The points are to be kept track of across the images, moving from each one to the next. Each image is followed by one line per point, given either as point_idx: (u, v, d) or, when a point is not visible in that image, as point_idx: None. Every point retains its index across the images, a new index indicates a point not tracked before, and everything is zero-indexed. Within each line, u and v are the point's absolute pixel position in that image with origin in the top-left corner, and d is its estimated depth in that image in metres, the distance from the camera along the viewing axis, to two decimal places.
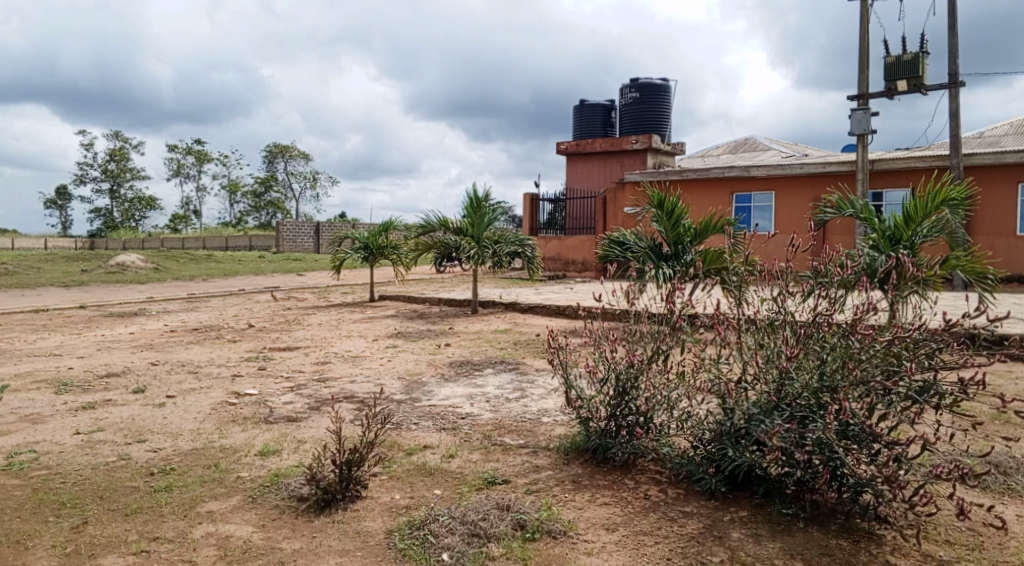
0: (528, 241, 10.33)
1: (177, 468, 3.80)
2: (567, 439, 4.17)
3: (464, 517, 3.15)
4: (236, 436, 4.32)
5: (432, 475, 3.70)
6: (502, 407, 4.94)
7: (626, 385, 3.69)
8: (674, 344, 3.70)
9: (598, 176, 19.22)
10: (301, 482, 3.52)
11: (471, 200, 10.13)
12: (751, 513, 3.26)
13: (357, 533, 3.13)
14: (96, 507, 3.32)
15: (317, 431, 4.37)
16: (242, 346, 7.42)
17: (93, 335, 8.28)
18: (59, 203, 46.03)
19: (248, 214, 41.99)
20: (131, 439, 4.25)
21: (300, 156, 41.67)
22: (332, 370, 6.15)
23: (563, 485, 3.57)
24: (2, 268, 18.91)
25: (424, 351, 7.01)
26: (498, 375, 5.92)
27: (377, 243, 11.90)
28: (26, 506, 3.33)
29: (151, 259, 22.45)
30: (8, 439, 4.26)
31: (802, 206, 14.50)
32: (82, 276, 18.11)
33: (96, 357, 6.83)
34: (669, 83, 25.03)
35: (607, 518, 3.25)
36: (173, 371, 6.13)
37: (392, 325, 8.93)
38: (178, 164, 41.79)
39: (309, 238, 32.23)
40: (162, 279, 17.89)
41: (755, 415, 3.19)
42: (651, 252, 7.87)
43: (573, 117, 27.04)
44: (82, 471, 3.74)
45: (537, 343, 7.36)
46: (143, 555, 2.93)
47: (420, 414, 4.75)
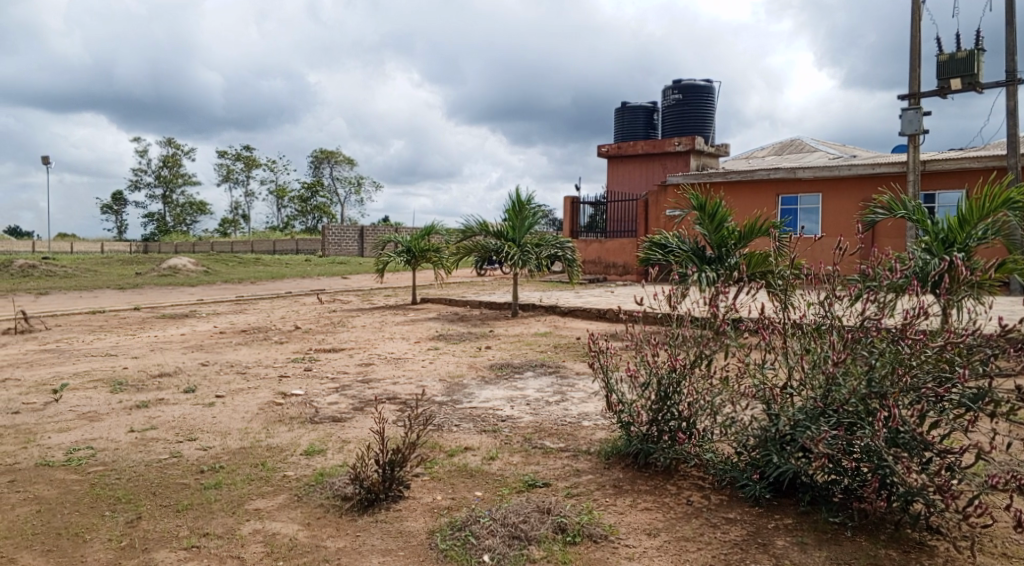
0: (569, 243, 10.31)
1: (226, 466, 3.91)
2: (608, 443, 4.17)
3: (504, 519, 3.18)
4: (282, 435, 4.43)
5: (473, 477, 3.74)
6: (542, 409, 4.97)
7: (667, 390, 3.68)
8: (718, 349, 3.66)
9: (640, 179, 19.10)
10: (345, 482, 3.59)
11: (512, 204, 10.18)
12: (797, 520, 3.22)
13: (399, 533, 3.18)
14: (148, 503, 3.43)
15: (361, 432, 4.45)
16: (288, 347, 7.58)
17: (147, 336, 8.56)
18: (115, 207, 47.62)
19: (294, 219, 42.81)
20: (182, 437, 4.39)
21: (345, 161, 42.30)
22: (375, 371, 6.25)
23: (604, 490, 3.57)
24: (62, 270, 19.66)
25: (465, 354, 7.06)
26: (538, 378, 5.95)
27: (419, 246, 12.04)
28: (84, 501, 3.46)
29: (202, 262, 23.10)
30: (68, 436, 4.44)
31: (851, 207, 14.20)
32: (136, 278, 18.71)
33: (149, 357, 7.06)
34: (713, 84, 24.79)
35: (648, 523, 3.24)
36: (222, 372, 6.30)
37: (434, 328, 9.03)
38: (227, 169, 42.88)
39: (353, 242, 32.72)
40: (213, 282, 18.38)
41: (801, 421, 3.16)
42: (693, 255, 7.77)
43: (616, 120, 26.95)
44: (136, 468, 3.87)
45: (578, 346, 7.37)
46: (194, 551, 3.02)
47: (461, 416, 4.80)
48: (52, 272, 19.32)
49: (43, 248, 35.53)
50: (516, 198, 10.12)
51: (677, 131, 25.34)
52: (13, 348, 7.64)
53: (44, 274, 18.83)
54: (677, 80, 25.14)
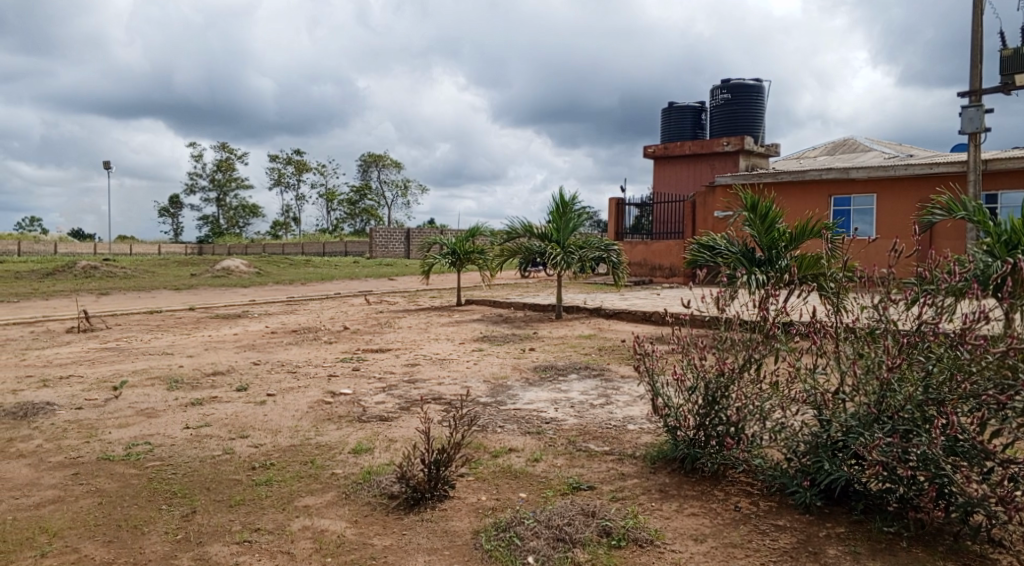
0: (614, 245, 10.25)
1: (277, 463, 4.00)
2: (653, 448, 4.14)
3: (548, 521, 3.19)
4: (331, 433, 4.51)
5: (518, 478, 3.75)
6: (586, 412, 4.95)
7: (715, 395, 3.62)
8: (768, 353, 3.60)
9: (688, 180, 18.90)
10: (391, 481, 3.65)
11: (557, 205, 10.19)
12: (850, 529, 3.15)
13: (445, 532, 3.21)
14: (202, 498, 3.53)
15: (407, 431, 4.50)
16: (337, 347, 7.72)
17: (202, 335, 8.81)
18: (172, 210, 49.08)
19: (343, 221, 43.53)
20: (234, 434, 4.50)
21: (392, 165, 42.81)
22: (420, 371, 6.31)
23: (649, 494, 3.55)
24: (122, 272, 20.36)
25: (509, 355, 7.09)
26: (582, 380, 5.93)
27: (464, 248, 12.12)
28: (143, 495, 3.58)
29: (254, 263, 23.66)
30: (127, 431, 4.59)
31: (907, 208, 13.81)
32: (191, 279, 19.27)
33: (204, 355, 7.26)
34: (764, 83, 24.38)
35: (695, 529, 3.21)
36: (273, 371, 6.45)
37: (478, 329, 9.09)
38: (279, 173, 43.84)
39: (400, 244, 33.08)
40: (264, 283, 18.79)
41: (854, 427, 3.10)
42: (742, 257, 7.62)
43: (663, 120, 26.73)
44: (191, 463, 3.99)
45: (622, 350, 7.33)
46: (246, 545, 3.10)
47: (505, 417, 4.82)
48: (112, 273, 20.02)
49: (104, 250, 36.83)
50: (561, 199, 10.13)
51: (725, 131, 24.99)
52: (77, 346, 7.95)
53: (105, 276, 19.53)
54: (726, 79, 24.81)
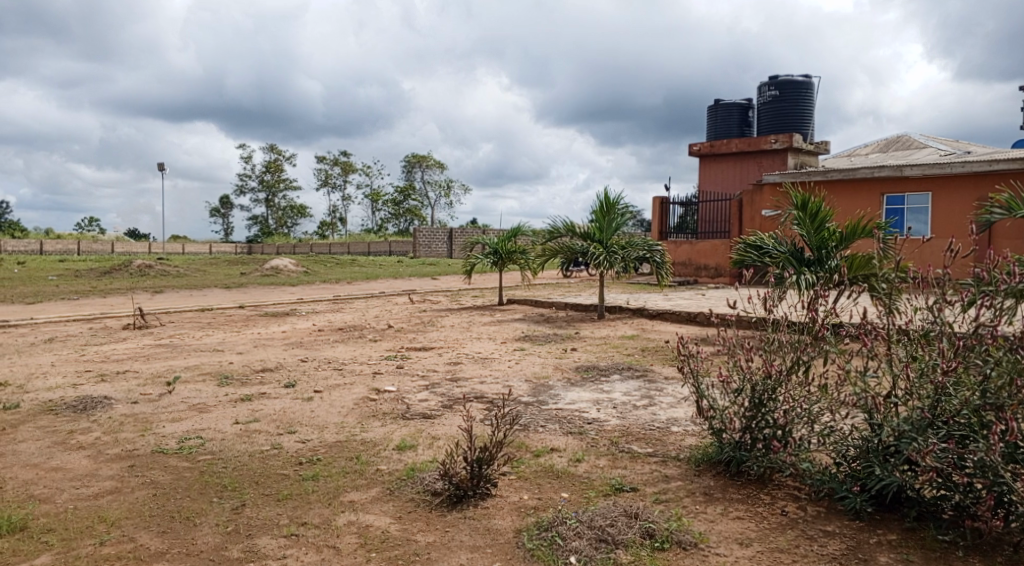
0: (658, 245, 10.15)
1: (323, 459, 4.07)
2: (698, 450, 4.10)
3: (591, 522, 3.19)
4: (376, 430, 4.57)
5: (559, 478, 3.75)
6: (629, 413, 4.92)
7: (762, 397, 3.57)
8: (817, 355, 3.53)
9: (734, 179, 18.61)
10: (435, 478, 3.69)
11: (600, 204, 10.15)
12: (901, 537, 3.07)
13: (487, 530, 3.23)
14: (252, 492, 3.62)
15: (450, 429, 4.54)
16: (382, 345, 7.82)
17: (251, 333, 9.01)
18: (223, 211, 50.25)
19: (388, 222, 44.00)
20: (282, 430, 4.60)
21: (435, 165, 43.11)
22: (463, 370, 6.34)
23: (693, 497, 3.51)
24: (175, 270, 20.93)
25: (551, 355, 7.09)
26: (625, 381, 5.89)
27: (506, 248, 12.14)
28: (194, 487, 3.68)
29: (301, 262, 24.08)
30: (180, 425, 4.73)
31: (964, 207, 13.39)
32: (241, 278, 19.72)
33: (253, 353, 7.42)
34: (813, 79, 23.92)
35: (740, 532, 3.17)
36: (320, 368, 6.56)
37: (520, 328, 9.11)
38: (326, 174, 44.56)
39: (443, 243, 33.30)
40: (310, 282, 19.13)
41: (907, 432, 3.04)
42: (791, 257, 7.47)
43: (708, 117, 26.40)
44: (241, 458, 4.09)
45: (666, 350, 7.26)
46: (294, 538, 3.16)
47: (547, 417, 4.82)
48: (166, 271, 20.58)
49: (159, 249, 37.92)
50: (604, 199, 10.08)
51: (773, 128, 24.57)
52: (133, 343, 8.21)
53: (160, 274, 20.11)
54: (773, 75, 24.38)
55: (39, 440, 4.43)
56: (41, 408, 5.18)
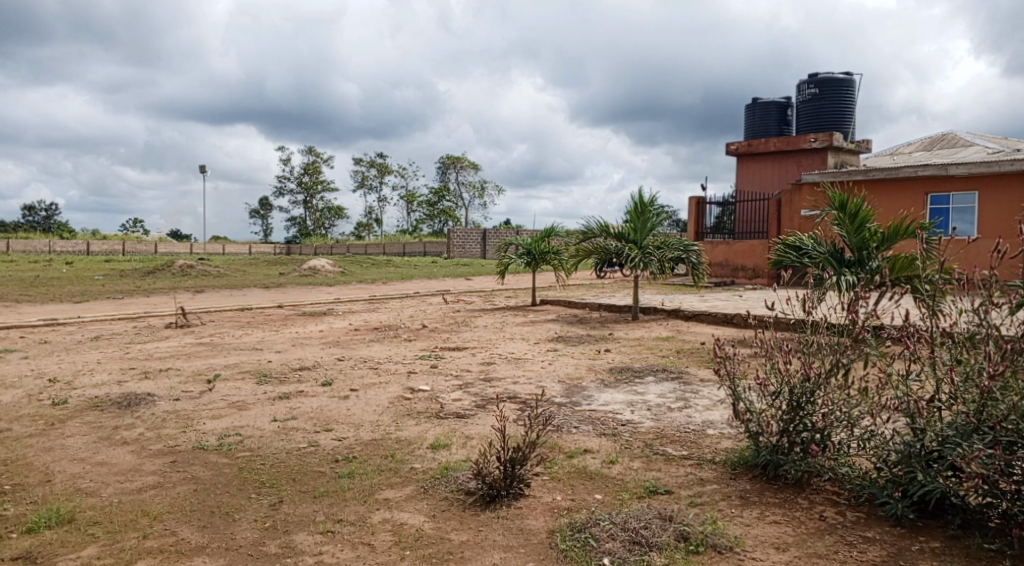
0: (693, 246, 10.05)
1: (359, 457, 4.12)
2: (734, 453, 4.05)
3: (625, 524, 3.18)
4: (410, 429, 4.61)
5: (593, 479, 3.74)
6: (664, 416, 4.88)
7: (801, 400, 3.52)
8: (857, 357, 3.47)
9: (772, 179, 18.35)
10: (468, 477, 3.71)
11: (635, 205, 10.09)
12: (946, 544, 3.00)
13: (521, 530, 3.24)
14: (289, 488, 3.68)
15: (483, 428, 4.56)
16: (416, 345, 7.88)
17: (289, 332, 9.15)
18: (262, 212, 51.10)
19: (423, 222, 44.29)
20: (319, 427, 4.67)
21: (470, 166, 43.28)
22: (496, 370, 6.36)
23: (730, 500, 3.48)
24: (216, 270, 21.35)
25: (585, 356, 7.08)
26: (659, 383, 5.84)
27: (540, 248, 12.13)
28: (234, 483, 3.76)
29: (338, 263, 24.37)
30: (220, 422, 4.83)
31: (1011, 206, 13.04)
32: (281, 278, 20.04)
33: (291, 351, 7.54)
34: (853, 77, 23.49)
35: (777, 537, 3.13)
36: (356, 367, 6.64)
37: (553, 329, 9.11)
38: (362, 176, 45.06)
39: (477, 244, 33.41)
40: (347, 282, 19.35)
41: (951, 437, 2.97)
42: (831, 257, 7.33)
43: (746, 116, 26.08)
44: (279, 455, 4.16)
45: (702, 352, 7.20)
46: (330, 535, 3.21)
47: (581, 418, 4.81)
48: (208, 271, 21.01)
49: (200, 249, 38.72)
50: (639, 199, 10.02)
51: (813, 127, 24.19)
52: (175, 341, 8.40)
53: (201, 274, 20.54)
54: (813, 73, 24.01)
55: (86, 435, 4.56)
56: (87, 404, 5.33)
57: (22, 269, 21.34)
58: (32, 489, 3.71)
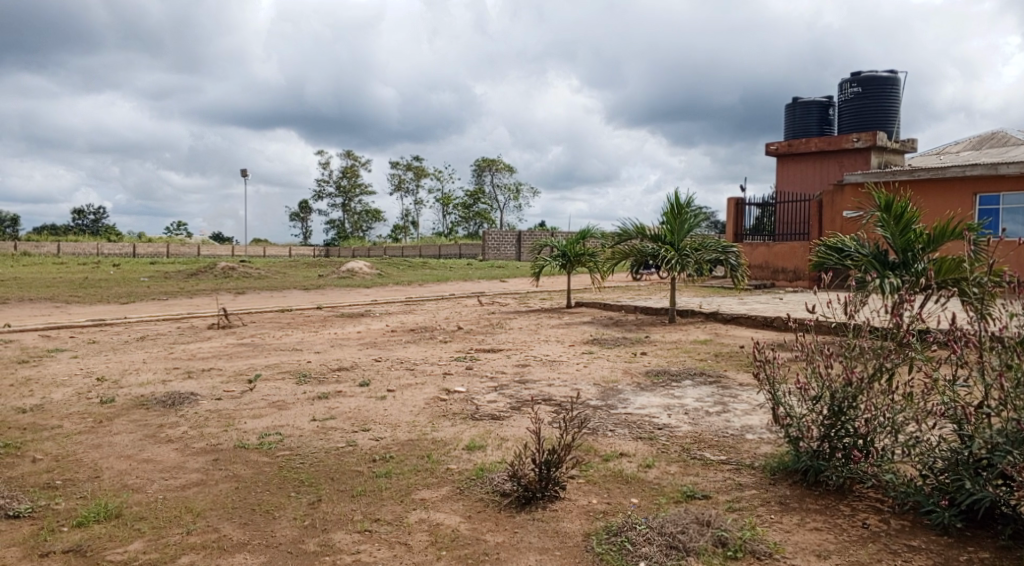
0: (732, 247, 9.93)
1: (395, 456, 4.16)
2: (773, 458, 4.00)
3: (662, 528, 3.15)
4: (446, 430, 4.64)
5: (629, 483, 3.73)
6: (702, 420, 4.83)
7: (842, 405, 3.45)
8: (902, 362, 3.39)
9: (814, 179, 18.04)
10: (503, 478, 3.72)
11: (671, 206, 10.01)
12: (996, 555, 2.92)
13: (556, 532, 3.24)
14: (327, 487, 3.73)
15: (518, 430, 4.57)
16: (453, 347, 7.92)
17: (327, 333, 9.28)
18: (302, 215, 51.90)
19: (458, 225, 44.54)
20: (357, 427, 4.72)
21: (505, 169, 43.36)
22: (531, 372, 6.36)
23: (768, 506, 3.43)
24: (256, 272, 21.75)
25: (620, 359, 7.05)
26: (697, 387, 5.79)
27: (575, 250, 12.09)
28: (274, 482, 3.82)
29: (375, 265, 24.63)
30: (261, 421, 4.92)
31: None
32: (320, 280, 20.39)
33: (329, 352, 7.64)
34: (898, 74, 23.04)
35: (818, 544, 3.08)
36: (393, 368, 6.71)
37: (588, 332, 9.08)
38: (399, 179, 45.47)
39: (511, 246, 33.49)
40: (384, 284, 19.52)
41: (1001, 445, 2.90)
42: (874, 259, 7.17)
43: (786, 116, 25.69)
44: (318, 454, 4.22)
45: (740, 356, 7.10)
46: (368, 534, 3.25)
47: (616, 421, 4.79)
48: (249, 273, 21.41)
49: (241, 252, 39.48)
50: (675, 201, 9.94)
51: (856, 126, 23.76)
52: (217, 341, 8.59)
53: (243, 276, 20.96)
54: (855, 72, 23.58)
55: (133, 433, 4.68)
56: (134, 402, 5.47)
57: (73, 271, 22.01)
58: (81, 484, 3.82)
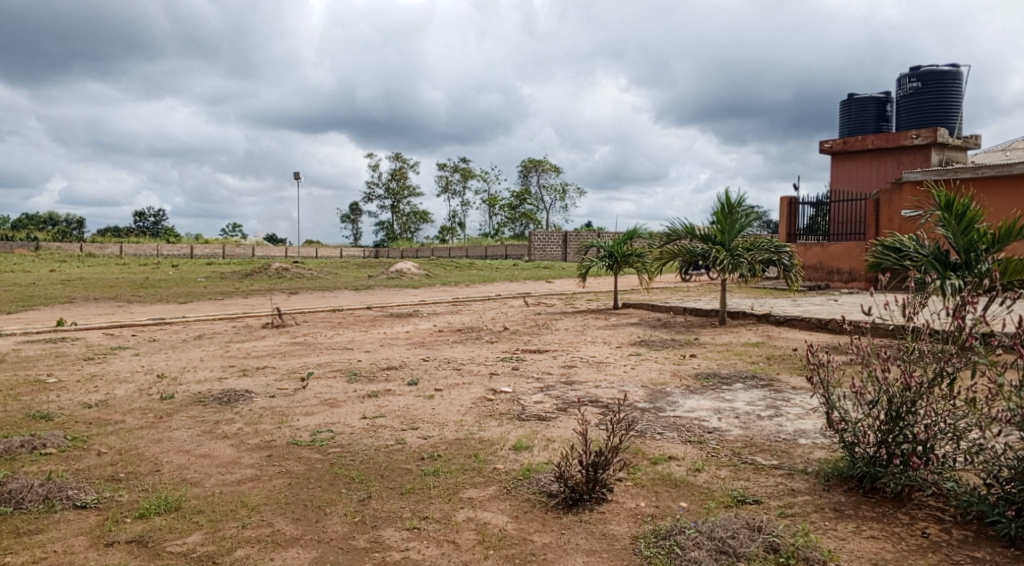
0: (785, 247, 9.76)
1: (444, 455, 4.21)
2: (827, 464, 3.91)
3: (711, 532, 3.11)
4: (493, 430, 4.67)
5: (678, 486, 3.70)
6: (753, 424, 4.76)
7: (900, 410, 3.37)
8: (964, 366, 3.28)
9: (870, 178, 17.56)
10: (551, 479, 3.72)
11: (722, 206, 9.87)
12: None
13: (603, 535, 3.23)
14: (377, 485, 3.79)
15: (565, 431, 4.58)
16: (499, 347, 7.95)
17: (376, 333, 9.41)
18: (352, 217, 52.74)
19: (504, 225, 44.65)
20: (406, 425, 4.79)
21: (552, 169, 43.29)
22: (578, 374, 6.35)
23: (823, 512, 3.36)
24: (309, 274, 22.18)
25: (668, 361, 6.99)
26: (748, 390, 5.69)
27: (622, 251, 12.01)
28: (325, 478, 3.90)
29: (424, 266, 24.86)
30: (313, 419, 5.02)
31: None
32: (370, 280, 20.76)
33: (379, 352, 7.76)
34: (960, 69, 22.33)
35: (875, 553, 3.01)
36: (440, 367, 6.77)
37: (636, 333, 9.03)
38: (446, 181, 45.81)
39: (558, 247, 33.44)
40: (432, 284, 19.71)
41: None
42: (935, 259, 6.95)
43: (842, 113, 25.09)
44: (368, 451, 4.30)
45: (793, 359, 6.96)
46: (416, 532, 3.29)
47: (665, 424, 4.75)
48: (301, 274, 21.87)
49: (293, 253, 40.36)
50: (726, 200, 9.80)
51: (916, 122, 23.09)
52: (270, 340, 8.80)
53: (295, 276, 21.40)
54: (915, 66, 22.94)
55: (190, 429, 4.83)
56: (192, 399, 5.65)
57: (134, 272, 22.79)
58: (143, 478, 3.96)
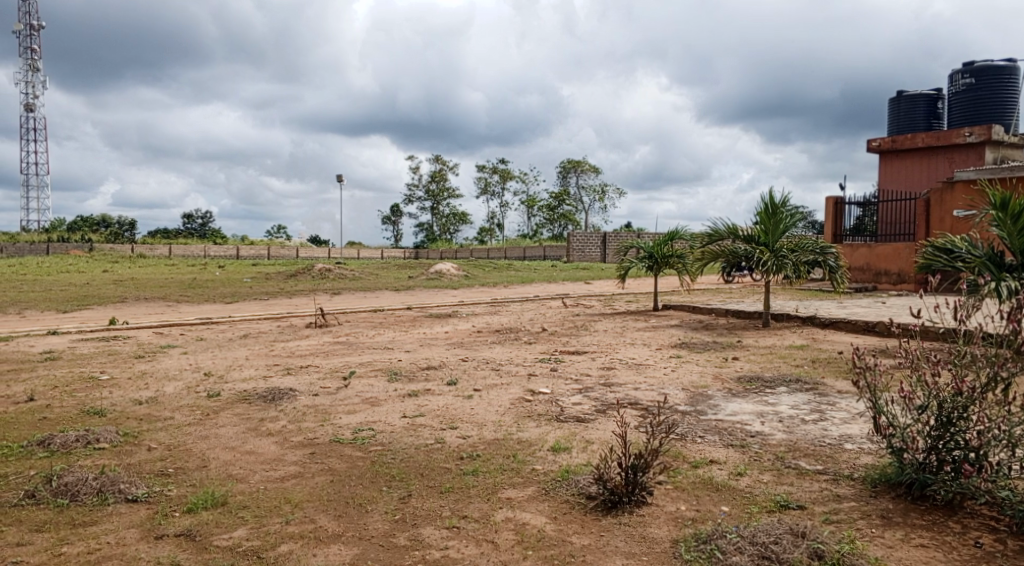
0: (831, 249, 9.59)
1: (482, 455, 4.23)
2: (874, 470, 3.83)
3: (753, 537, 3.07)
4: (532, 430, 4.67)
5: (719, 490, 3.66)
6: (797, 428, 4.68)
7: (951, 416, 3.29)
8: (1019, 371, 3.18)
9: (921, 177, 17.11)
10: (589, 482, 3.71)
11: (766, 207, 9.73)
12: None
13: (643, 538, 3.21)
14: (417, 483, 3.83)
15: (604, 433, 4.56)
16: (537, 348, 7.94)
17: (415, 333, 9.48)
18: (392, 218, 53.25)
19: (543, 227, 44.59)
20: (445, 425, 4.82)
21: (591, 169, 43.07)
22: (617, 376, 6.32)
23: (870, 520, 3.29)
24: (351, 274, 22.46)
25: (709, 363, 6.90)
26: (792, 394, 5.60)
27: (662, 252, 11.90)
28: (366, 476, 3.95)
29: (463, 267, 24.97)
30: (355, 417, 5.09)
31: None
32: (410, 281, 20.97)
33: (419, 352, 7.82)
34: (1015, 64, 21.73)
35: (924, 561, 2.94)
36: (479, 367, 6.80)
37: (677, 335, 8.95)
38: (485, 182, 45.94)
39: (597, 248, 33.29)
40: (471, 285, 19.77)
41: None
42: (989, 261, 6.71)
43: (890, 110, 24.56)
44: (408, 450, 4.34)
45: (839, 362, 6.82)
46: (456, 530, 3.31)
47: (706, 428, 4.70)
48: (343, 275, 22.17)
49: (335, 254, 40.95)
50: (770, 200, 9.65)
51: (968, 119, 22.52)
52: (313, 339, 8.93)
53: (337, 277, 21.70)
54: (968, 62, 22.37)
55: (236, 426, 4.93)
56: (237, 397, 5.77)
57: (182, 272, 23.35)
58: (191, 473, 4.06)
